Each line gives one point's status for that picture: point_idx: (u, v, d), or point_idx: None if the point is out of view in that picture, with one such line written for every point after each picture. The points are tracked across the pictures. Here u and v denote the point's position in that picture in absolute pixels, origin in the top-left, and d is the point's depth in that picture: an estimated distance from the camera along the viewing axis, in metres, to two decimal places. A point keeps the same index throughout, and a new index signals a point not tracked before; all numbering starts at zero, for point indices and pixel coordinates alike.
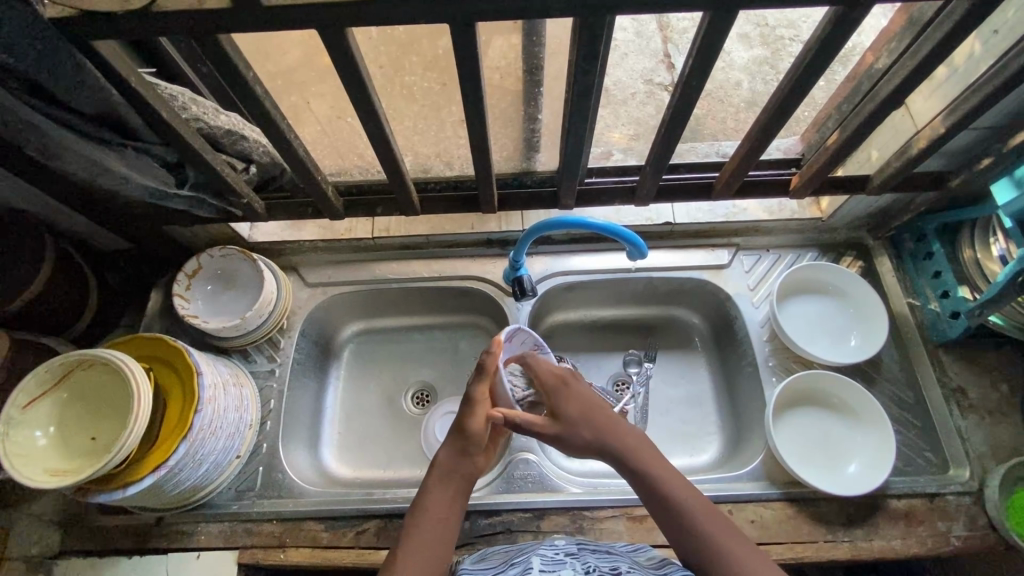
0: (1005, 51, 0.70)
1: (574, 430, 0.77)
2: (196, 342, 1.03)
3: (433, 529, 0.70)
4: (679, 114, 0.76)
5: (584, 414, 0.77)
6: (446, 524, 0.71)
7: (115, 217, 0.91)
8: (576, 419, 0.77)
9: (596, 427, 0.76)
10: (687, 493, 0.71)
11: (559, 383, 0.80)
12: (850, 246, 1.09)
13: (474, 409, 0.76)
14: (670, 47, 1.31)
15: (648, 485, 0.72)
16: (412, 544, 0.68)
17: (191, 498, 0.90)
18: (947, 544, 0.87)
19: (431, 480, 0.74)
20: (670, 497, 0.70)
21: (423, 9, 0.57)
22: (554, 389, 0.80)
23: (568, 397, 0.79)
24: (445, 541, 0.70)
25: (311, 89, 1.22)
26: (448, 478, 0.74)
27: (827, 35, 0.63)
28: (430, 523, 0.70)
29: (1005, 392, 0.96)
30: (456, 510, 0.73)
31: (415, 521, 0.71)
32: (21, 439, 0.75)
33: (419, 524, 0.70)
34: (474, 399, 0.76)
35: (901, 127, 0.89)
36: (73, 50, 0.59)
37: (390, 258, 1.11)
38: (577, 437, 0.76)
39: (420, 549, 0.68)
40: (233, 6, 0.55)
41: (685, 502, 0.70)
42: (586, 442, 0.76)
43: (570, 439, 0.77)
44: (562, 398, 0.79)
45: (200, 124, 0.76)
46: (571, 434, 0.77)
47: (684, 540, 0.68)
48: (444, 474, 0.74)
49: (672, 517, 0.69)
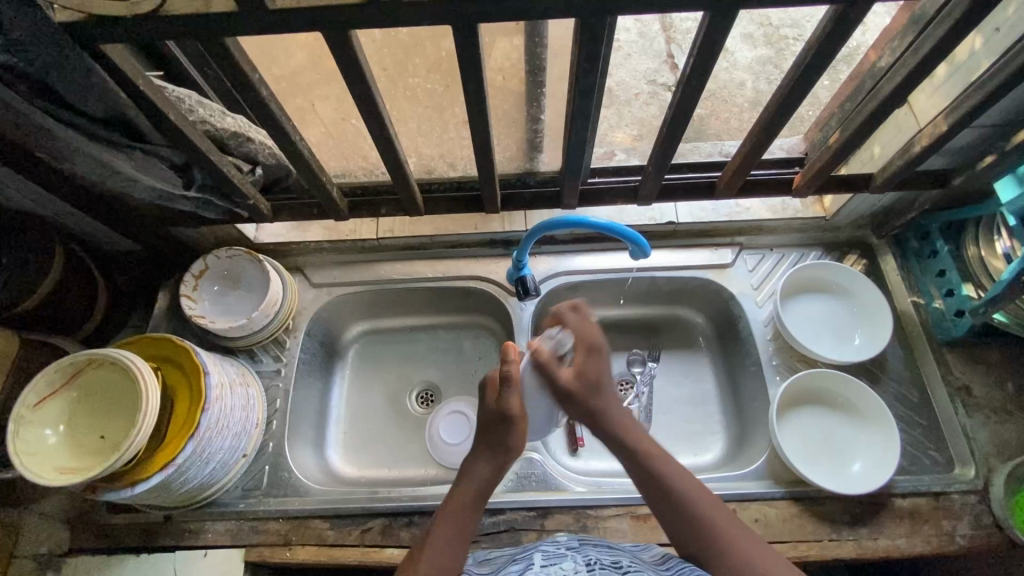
0: (1007, 48, 0.70)
1: (585, 394, 0.78)
2: (202, 342, 1.04)
3: (455, 532, 0.69)
4: (680, 113, 0.76)
5: (597, 383, 0.79)
6: (467, 531, 0.70)
7: (122, 220, 0.93)
8: (592, 388, 0.78)
9: (607, 398, 0.79)
10: (690, 483, 0.70)
11: (592, 350, 0.80)
12: (854, 244, 1.09)
13: (514, 424, 0.75)
14: (674, 47, 1.31)
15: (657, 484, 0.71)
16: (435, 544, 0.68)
17: (199, 497, 0.91)
18: (952, 543, 0.87)
19: (462, 489, 0.73)
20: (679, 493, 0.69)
21: (425, 11, 0.58)
22: (583, 356, 0.80)
23: (592, 364, 0.79)
24: (462, 547, 0.69)
25: (315, 91, 1.23)
26: (472, 490, 0.73)
27: (828, 33, 0.64)
28: (451, 533, 0.69)
29: (1011, 390, 0.96)
30: (473, 522, 0.71)
31: (440, 521, 0.70)
32: (32, 437, 0.76)
33: (440, 525, 0.70)
34: (510, 415, 0.75)
35: (904, 125, 0.89)
36: (82, 55, 0.60)
37: (395, 258, 1.12)
38: (591, 400, 0.78)
39: (437, 549, 0.67)
40: (239, 10, 0.56)
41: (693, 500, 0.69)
42: (591, 406, 0.78)
43: (581, 402, 0.78)
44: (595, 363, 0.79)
45: (207, 126, 0.77)
46: (582, 398, 0.78)
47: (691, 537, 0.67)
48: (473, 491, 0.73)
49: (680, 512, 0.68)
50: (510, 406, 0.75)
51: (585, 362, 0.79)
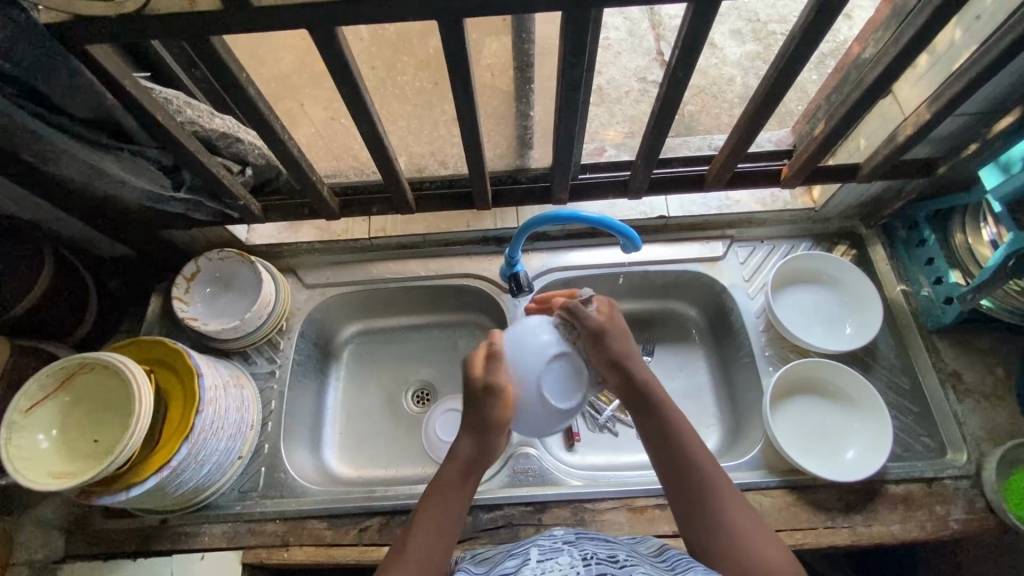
0: (987, 36, 0.71)
1: (615, 337, 0.75)
2: (195, 345, 1.04)
3: (436, 528, 0.66)
4: (667, 105, 0.77)
5: (624, 335, 0.76)
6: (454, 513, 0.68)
7: (110, 221, 0.92)
8: (620, 334, 0.76)
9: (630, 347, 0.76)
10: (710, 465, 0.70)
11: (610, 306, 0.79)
12: (843, 235, 1.10)
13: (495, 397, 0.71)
14: (663, 44, 1.32)
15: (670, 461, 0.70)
16: (422, 532, 0.66)
17: (194, 500, 0.91)
18: (946, 528, 0.88)
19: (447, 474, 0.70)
20: (695, 470, 0.69)
21: (410, 8, 0.58)
22: (607, 309, 0.79)
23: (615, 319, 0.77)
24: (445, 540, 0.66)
25: (305, 93, 1.24)
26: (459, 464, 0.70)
27: (809, 26, 0.64)
28: (437, 520, 0.66)
29: (1001, 375, 0.97)
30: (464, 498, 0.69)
31: (421, 517, 0.67)
32: (24, 443, 0.76)
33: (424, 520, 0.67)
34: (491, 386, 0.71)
35: (889, 115, 0.90)
36: (66, 55, 0.60)
37: (387, 257, 1.12)
38: (620, 347, 0.75)
39: (419, 545, 0.65)
40: (224, 7, 0.56)
41: (709, 472, 0.69)
42: (617, 353, 0.74)
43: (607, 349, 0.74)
44: (617, 333, 0.75)
45: (195, 127, 0.77)
46: (614, 340, 0.75)
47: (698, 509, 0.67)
48: (463, 466, 0.70)
49: (687, 488, 0.68)
50: (492, 378, 0.72)
51: (609, 315, 0.77)
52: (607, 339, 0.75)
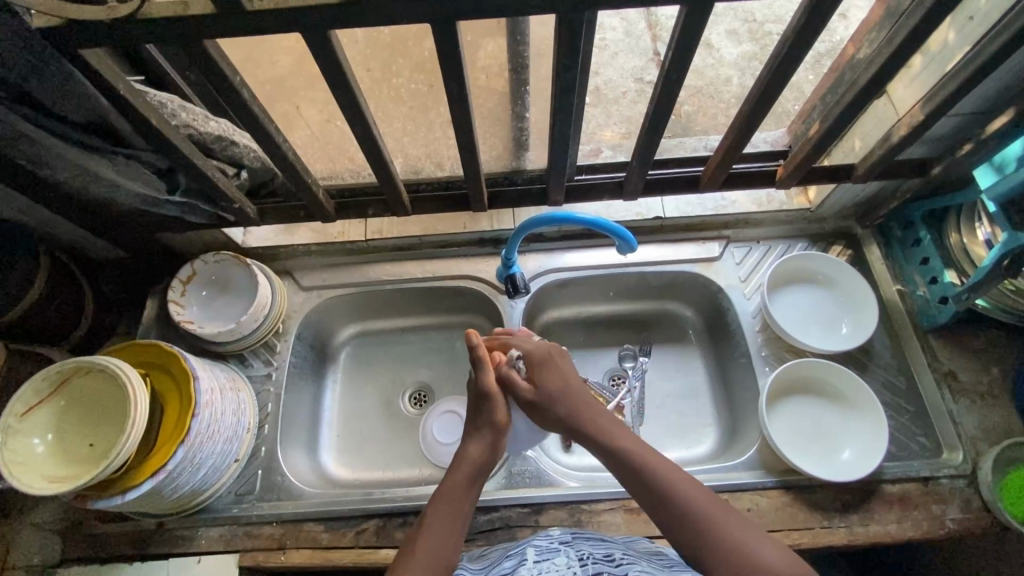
0: (980, 37, 0.71)
1: (551, 397, 0.79)
2: (191, 348, 1.04)
3: (446, 530, 0.68)
4: (662, 107, 0.77)
5: (560, 384, 0.80)
6: (464, 517, 0.70)
7: (106, 224, 0.92)
8: (555, 389, 0.79)
9: (571, 393, 0.79)
10: (685, 485, 0.69)
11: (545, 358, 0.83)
12: (839, 235, 1.10)
13: (491, 397, 0.79)
14: (659, 44, 1.32)
15: (644, 485, 0.70)
16: (434, 531, 0.67)
17: (190, 503, 0.91)
18: (942, 527, 0.88)
19: (455, 479, 0.73)
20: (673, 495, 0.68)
21: (403, 10, 0.58)
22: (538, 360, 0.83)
23: (548, 372, 0.81)
24: (454, 542, 0.67)
25: (302, 95, 1.24)
26: (467, 469, 0.74)
27: (803, 27, 0.64)
28: (446, 523, 0.68)
29: (996, 375, 0.97)
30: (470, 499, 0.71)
31: (431, 519, 0.69)
32: (19, 447, 0.76)
33: (433, 521, 0.68)
34: (485, 389, 0.79)
35: (884, 116, 0.90)
36: (59, 59, 0.60)
37: (384, 259, 1.12)
38: (557, 407, 0.78)
39: (430, 544, 0.66)
40: (216, 10, 0.56)
41: (680, 492, 0.68)
42: (560, 411, 0.78)
43: (546, 410, 0.79)
44: (552, 391, 0.79)
45: (189, 130, 0.77)
46: (551, 402, 0.78)
47: (685, 538, 0.66)
48: (470, 474, 0.73)
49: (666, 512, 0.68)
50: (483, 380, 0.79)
51: (541, 373, 0.81)
52: (540, 402, 0.79)
